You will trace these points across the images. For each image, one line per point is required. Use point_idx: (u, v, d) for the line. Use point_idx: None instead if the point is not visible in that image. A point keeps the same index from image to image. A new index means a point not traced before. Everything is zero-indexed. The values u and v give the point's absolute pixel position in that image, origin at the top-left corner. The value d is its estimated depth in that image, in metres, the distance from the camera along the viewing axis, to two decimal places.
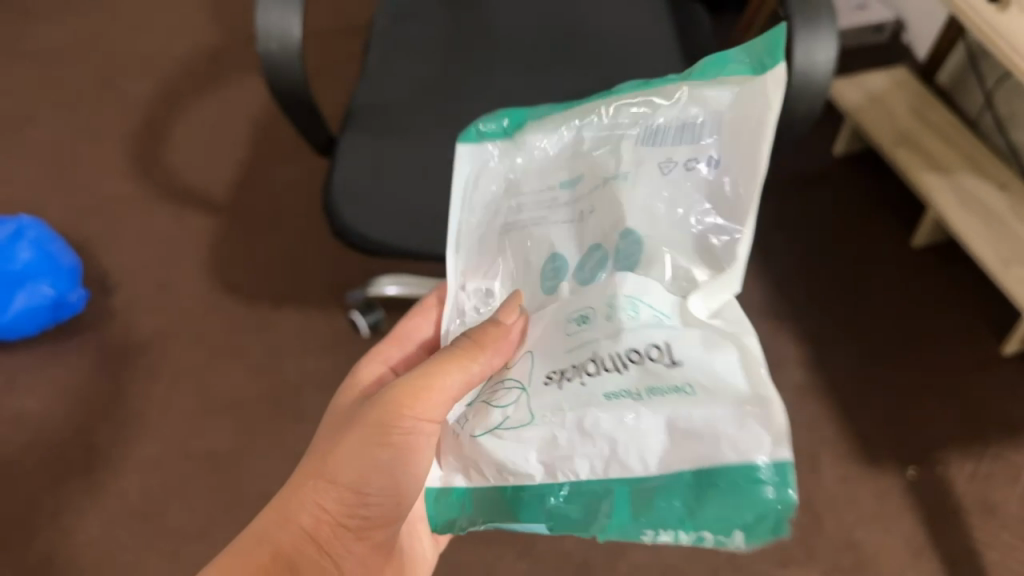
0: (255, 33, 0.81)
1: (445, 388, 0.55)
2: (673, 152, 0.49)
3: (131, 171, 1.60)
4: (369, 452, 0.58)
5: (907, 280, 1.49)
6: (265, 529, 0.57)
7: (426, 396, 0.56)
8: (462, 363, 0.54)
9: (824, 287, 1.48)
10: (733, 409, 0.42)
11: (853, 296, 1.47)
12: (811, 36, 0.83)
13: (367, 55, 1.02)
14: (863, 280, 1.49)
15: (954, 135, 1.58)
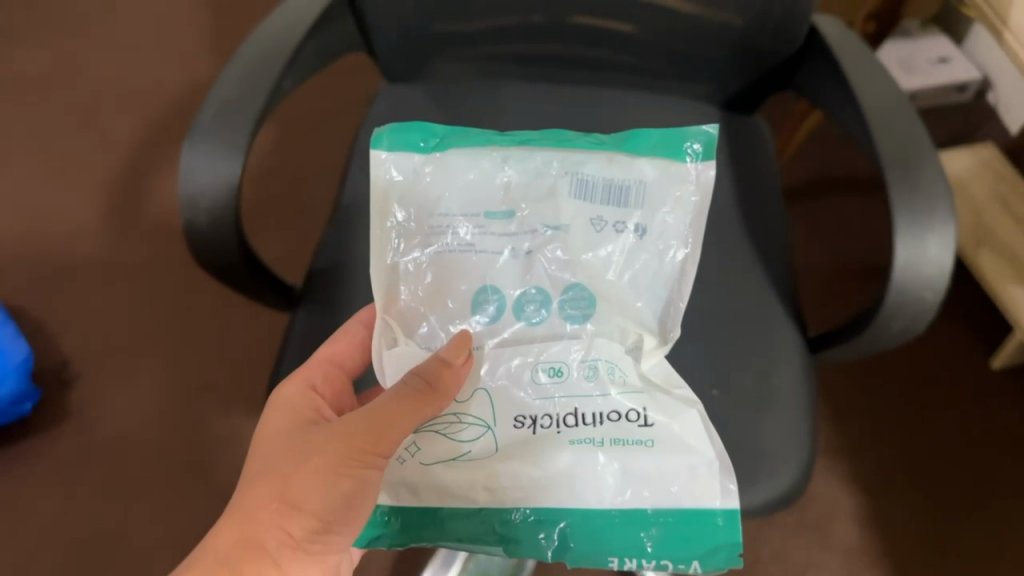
0: (181, 194, 0.62)
1: (402, 428, 0.59)
2: (601, 213, 0.71)
3: (104, 231, 1.43)
4: (331, 479, 0.58)
5: (986, 411, 1.27)
6: (234, 552, 0.57)
7: (385, 433, 0.59)
8: (419, 405, 0.60)
9: (886, 415, 1.26)
10: (689, 469, 0.63)
11: (920, 429, 1.25)
12: (916, 230, 0.60)
13: (344, 186, 0.83)
14: (934, 410, 1.27)
15: None
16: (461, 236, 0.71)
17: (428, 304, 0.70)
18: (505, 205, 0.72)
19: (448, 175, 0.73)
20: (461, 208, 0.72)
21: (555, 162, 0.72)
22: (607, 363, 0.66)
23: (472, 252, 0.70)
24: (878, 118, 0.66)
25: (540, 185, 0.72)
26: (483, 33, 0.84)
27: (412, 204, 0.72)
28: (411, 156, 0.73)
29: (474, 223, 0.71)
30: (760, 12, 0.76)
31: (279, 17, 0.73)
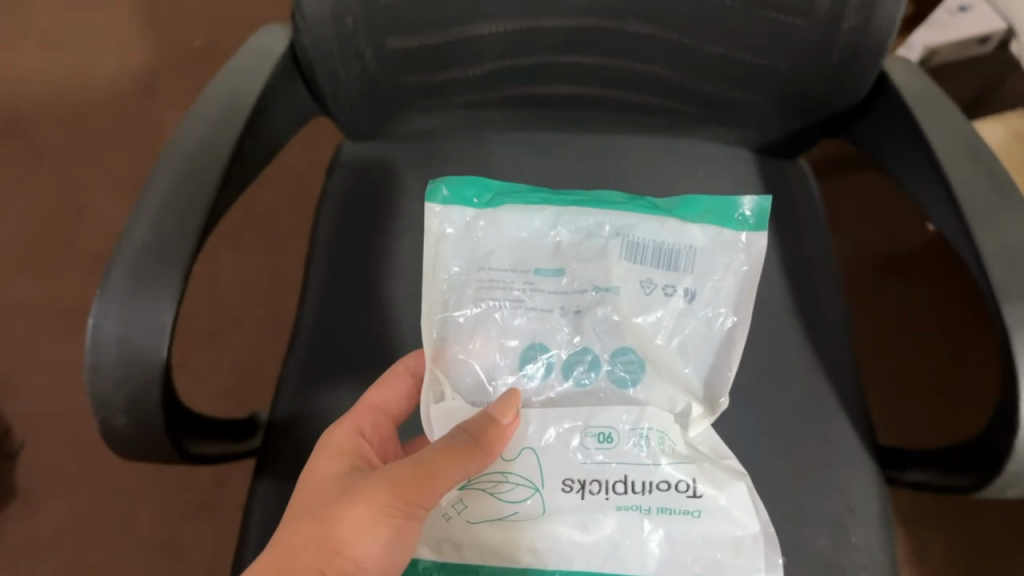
0: (86, 363, 0.46)
1: (451, 479, 0.47)
2: (653, 276, 0.57)
3: (36, 268, 1.26)
4: (374, 527, 0.46)
5: None
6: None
7: (434, 486, 0.47)
8: (467, 460, 0.48)
9: None
10: (734, 541, 0.53)
11: None
12: None
13: (305, 288, 0.68)
14: None
15: None
16: (512, 295, 0.57)
17: (477, 365, 0.57)
18: (556, 261, 0.58)
19: (497, 230, 0.58)
20: (511, 265, 0.58)
21: (609, 217, 0.58)
22: (656, 431, 0.54)
23: (521, 312, 0.57)
24: (982, 222, 0.52)
25: (593, 243, 0.58)
26: (464, 83, 0.69)
27: (459, 253, 0.58)
28: (458, 210, 0.58)
29: (520, 284, 0.58)
30: (813, 56, 0.61)
31: (204, 106, 0.57)
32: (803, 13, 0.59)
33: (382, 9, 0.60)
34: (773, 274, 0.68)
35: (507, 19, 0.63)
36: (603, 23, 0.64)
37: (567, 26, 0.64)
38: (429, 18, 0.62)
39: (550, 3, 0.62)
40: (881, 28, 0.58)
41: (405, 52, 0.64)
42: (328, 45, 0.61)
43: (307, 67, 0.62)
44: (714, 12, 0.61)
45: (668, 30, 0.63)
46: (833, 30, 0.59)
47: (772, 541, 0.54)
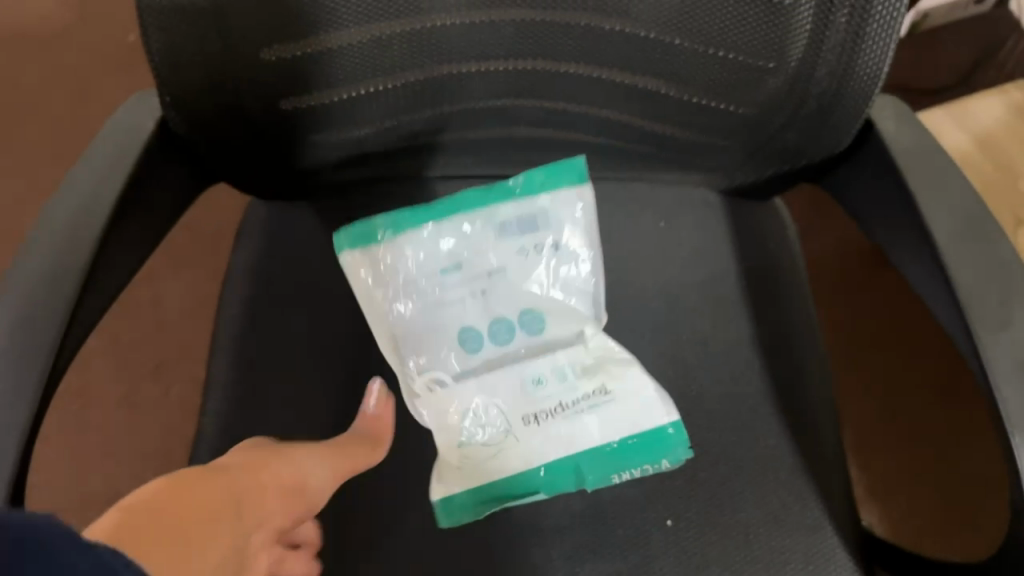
0: None
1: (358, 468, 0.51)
2: (527, 242, 0.61)
3: None
4: (308, 477, 0.47)
5: None
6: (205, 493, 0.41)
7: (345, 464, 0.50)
8: (369, 450, 0.52)
9: None
10: (644, 405, 0.58)
11: None
12: None
13: (205, 390, 0.58)
14: None
15: None
16: (434, 305, 0.61)
17: (436, 372, 0.60)
18: (452, 259, 0.61)
19: (401, 258, 0.60)
20: (421, 279, 0.61)
21: (478, 214, 0.61)
22: (561, 344, 0.60)
23: (445, 309, 0.61)
24: (986, 319, 0.44)
25: (477, 238, 0.61)
26: (377, 136, 0.59)
27: (383, 297, 0.60)
28: (366, 262, 0.60)
29: (435, 293, 0.61)
30: (783, 102, 0.52)
31: (55, 213, 0.48)
32: (774, 51, 0.49)
33: (270, 70, 0.51)
34: (747, 344, 0.59)
35: (423, 65, 0.54)
36: (537, 64, 0.54)
37: (494, 72, 0.55)
38: (330, 73, 0.52)
39: (473, 46, 0.53)
40: (863, 69, 0.49)
41: (306, 110, 0.54)
42: (210, 116, 0.52)
43: (190, 138, 0.53)
44: (661, 55, 0.52)
45: (618, 70, 0.54)
46: (806, 72, 0.50)
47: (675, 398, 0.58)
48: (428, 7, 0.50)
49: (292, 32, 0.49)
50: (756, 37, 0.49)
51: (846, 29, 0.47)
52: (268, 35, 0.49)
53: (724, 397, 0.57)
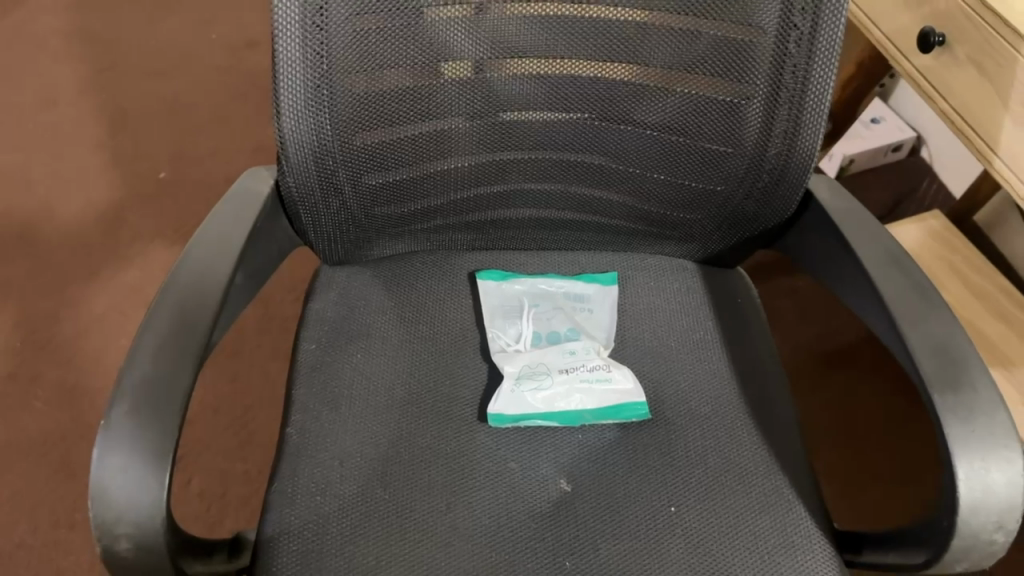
0: (88, 495, 0.49)
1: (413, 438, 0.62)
2: (558, 295, 0.77)
3: (6, 399, 1.25)
4: None
5: None
6: None
7: None
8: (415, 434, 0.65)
9: None
10: (623, 388, 0.70)
11: None
12: (977, 466, 0.53)
13: (287, 407, 0.68)
14: None
15: (999, 300, 1.35)
16: (528, 314, 0.75)
17: (527, 352, 0.72)
18: (540, 296, 0.77)
19: (506, 295, 0.76)
20: (521, 304, 0.76)
21: (549, 281, 0.77)
22: (583, 344, 0.73)
23: (533, 320, 0.75)
24: (910, 310, 0.59)
25: (552, 290, 0.77)
26: (431, 213, 0.75)
27: (500, 305, 0.75)
28: (488, 285, 0.77)
29: (529, 311, 0.76)
30: (743, 179, 0.70)
31: (198, 240, 0.60)
32: (734, 137, 0.67)
33: (361, 153, 0.67)
34: (725, 375, 0.73)
35: (471, 153, 0.70)
36: (560, 154, 0.71)
37: (525, 160, 0.72)
38: (405, 156, 0.69)
39: (511, 139, 0.70)
40: (803, 150, 0.66)
41: (380, 185, 0.70)
42: (311, 183, 0.67)
43: (291, 204, 0.68)
44: (652, 145, 0.70)
45: (620, 157, 0.71)
46: (760, 154, 0.68)
47: (648, 391, 0.71)
48: (481, 109, 0.68)
49: (384, 121, 0.66)
50: (723, 129, 0.67)
51: (786, 123, 0.65)
52: (365, 124, 0.65)
53: (712, 413, 0.71)
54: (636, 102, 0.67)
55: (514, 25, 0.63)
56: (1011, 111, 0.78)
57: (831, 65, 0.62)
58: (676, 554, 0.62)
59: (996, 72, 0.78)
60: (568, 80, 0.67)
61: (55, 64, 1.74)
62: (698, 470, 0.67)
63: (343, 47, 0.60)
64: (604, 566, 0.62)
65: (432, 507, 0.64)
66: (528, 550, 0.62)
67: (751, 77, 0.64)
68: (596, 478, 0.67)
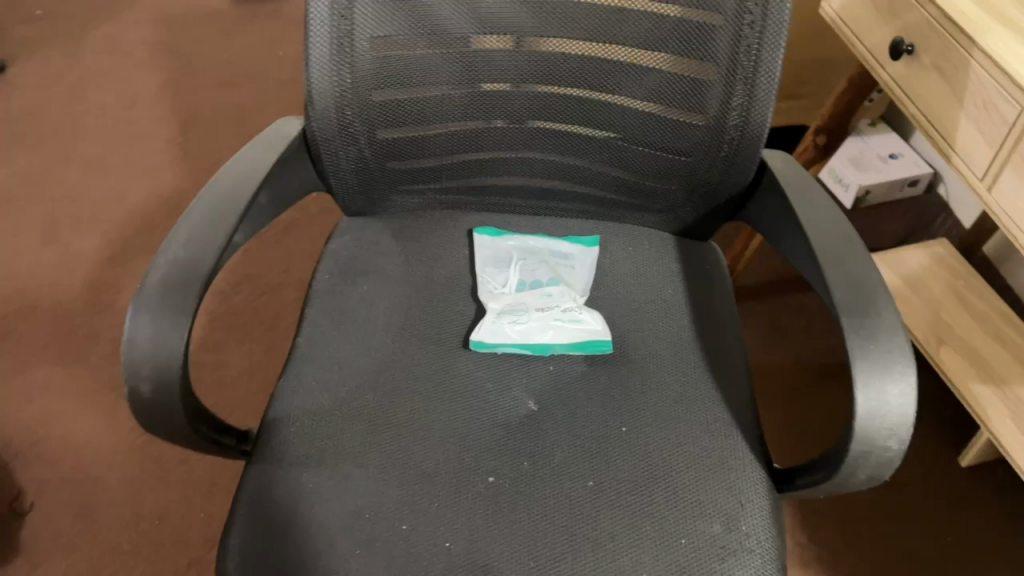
0: (121, 344, 0.60)
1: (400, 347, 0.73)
2: (544, 251, 0.88)
3: (66, 351, 1.40)
4: None
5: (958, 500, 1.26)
6: None
7: None
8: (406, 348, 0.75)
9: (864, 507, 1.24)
10: (591, 327, 0.80)
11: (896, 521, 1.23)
12: (874, 379, 0.60)
13: (300, 322, 0.80)
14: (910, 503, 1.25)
15: (997, 323, 1.35)
16: (516, 265, 0.86)
17: (510, 294, 0.83)
18: (528, 251, 0.88)
19: (498, 247, 0.87)
20: (510, 256, 0.87)
21: (538, 239, 0.88)
22: (560, 292, 0.84)
23: (519, 269, 0.86)
24: (833, 253, 0.67)
25: (539, 247, 0.88)
26: (437, 171, 0.86)
27: (492, 256, 0.86)
28: (483, 239, 0.87)
29: (516, 262, 0.86)
30: (708, 150, 0.79)
31: (234, 163, 0.72)
32: (698, 111, 0.77)
33: (375, 108, 0.79)
34: (686, 325, 0.82)
35: (472, 117, 0.82)
36: (549, 123, 0.82)
37: (519, 127, 0.83)
38: (413, 115, 0.80)
39: (506, 107, 0.81)
40: (757, 123, 0.76)
41: (393, 140, 0.81)
42: (332, 132, 0.79)
43: (315, 148, 0.80)
44: (629, 118, 0.80)
45: (602, 128, 0.81)
46: (721, 126, 0.77)
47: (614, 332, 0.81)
48: (480, 78, 0.79)
49: (395, 82, 0.78)
50: (688, 103, 0.77)
51: (742, 98, 0.75)
52: (380, 82, 0.77)
53: (670, 355, 0.79)
54: (613, 79, 0.78)
55: (511, 7, 0.75)
56: (967, 111, 0.86)
57: (779, 47, 0.71)
58: (620, 463, 0.71)
59: (954, 76, 0.86)
60: (557, 57, 0.77)
61: (139, 70, 1.93)
62: (650, 398, 0.76)
63: (365, 12, 0.73)
64: (556, 468, 0.71)
65: (410, 410, 0.74)
66: (491, 451, 0.72)
67: (711, 56, 0.74)
68: (559, 400, 0.76)
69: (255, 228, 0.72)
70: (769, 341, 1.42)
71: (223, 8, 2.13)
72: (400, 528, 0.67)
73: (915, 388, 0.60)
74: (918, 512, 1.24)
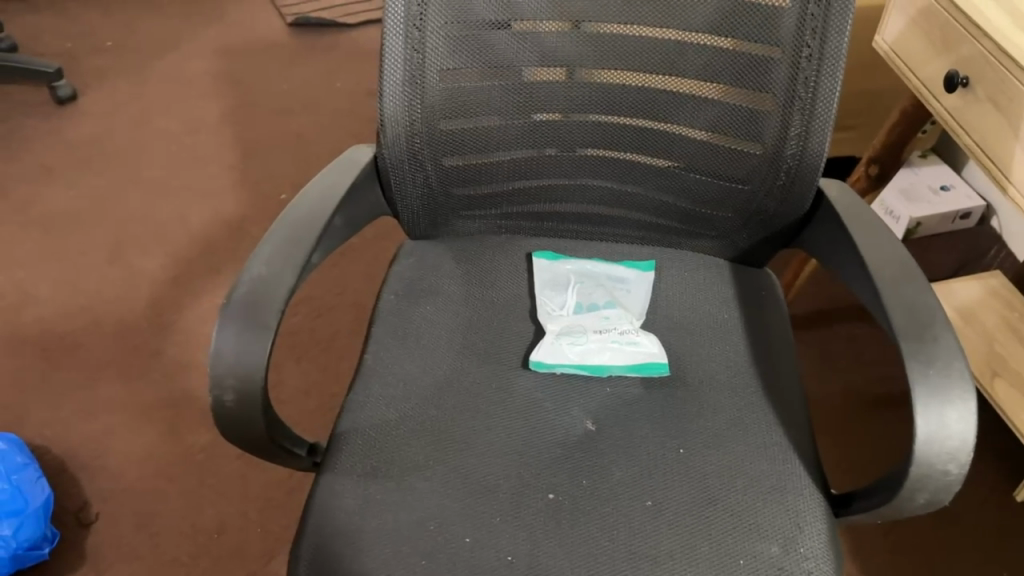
0: (209, 355, 0.64)
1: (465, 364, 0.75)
2: (601, 274, 0.90)
3: (131, 366, 1.45)
4: None
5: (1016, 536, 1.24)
6: None
7: None
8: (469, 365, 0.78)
9: (917, 540, 1.22)
10: (647, 350, 0.82)
11: (950, 555, 1.21)
12: (934, 404, 0.61)
13: (366, 339, 0.83)
14: (965, 537, 1.23)
15: None
16: (574, 287, 0.88)
17: (569, 316, 0.85)
18: (586, 274, 0.90)
19: (557, 270, 0.90)
20: (569, 279, 0.89)
21: (595, 264, 0.91)
22: (619, 314, 0.86)
23: (577, 291, 0.88)
24: (890, 279, 0.69)
25: (596, 270, 0.90)
26: (499, 197, 0.89)
27: (551, 279, 0.89)
28: (542, 262, 0.90)
29: (574, 284, 0.89)
30: (765, 178, 0.81)
31: (312, 187, 0.76)
32: (755, 140, 0.79)
33: (443, 137, 0.82)
34: (742, 350, 0.83)
35: (534, 146, 0.85)
36: (608, 152, 0.85)
37: (579, 156, 0.86)
38: (478, 143, 0.84)
39: (566, 136, 0.84)
40: (814, 152, 0.78)
41: (458, 167, 0.85)
42: (401, 159, 0.83)
43: (385, 174, 0.84)
44: (688, 148, 0.82)
45: (660, 157, 0.84)
46: (778, 155, 0.79)
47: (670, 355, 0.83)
48: (543, 108, 0.82)
49: (462, 112, 0.81)
50: (745, 133, 0.79)
51: (799, 128, 0.77)
52: (449, 112, 0.81)
53: (725, 379, 0.81)
54: (672, 110, 0.81)
55: (574, 41, 0.78)
56: (1022, 142, 0.87)
57: (838, 79, 0.73)
58: (677, 483, 0.72)
59: (1010, 107, 0.87)
60: (618, 89, 0.80)
61: (202, 98, 2.01)
62: (707, 421, 0.77)
63: (437, 45, 0.77)
64: (615, 486, 0.72)
65: (472, 425, 0.76)
66: (551, 468, 0.74)
67: (770, 88, 0.76)
68: (616, 420, 0.78)
69: (330, 248, 0.76)
70: (820, 370, 1.42)
71: (283, 40, 2.22)
72: (464, 540, 0.69)
73: (975, 412, 0.61)
74: (973, 546, 1.22)
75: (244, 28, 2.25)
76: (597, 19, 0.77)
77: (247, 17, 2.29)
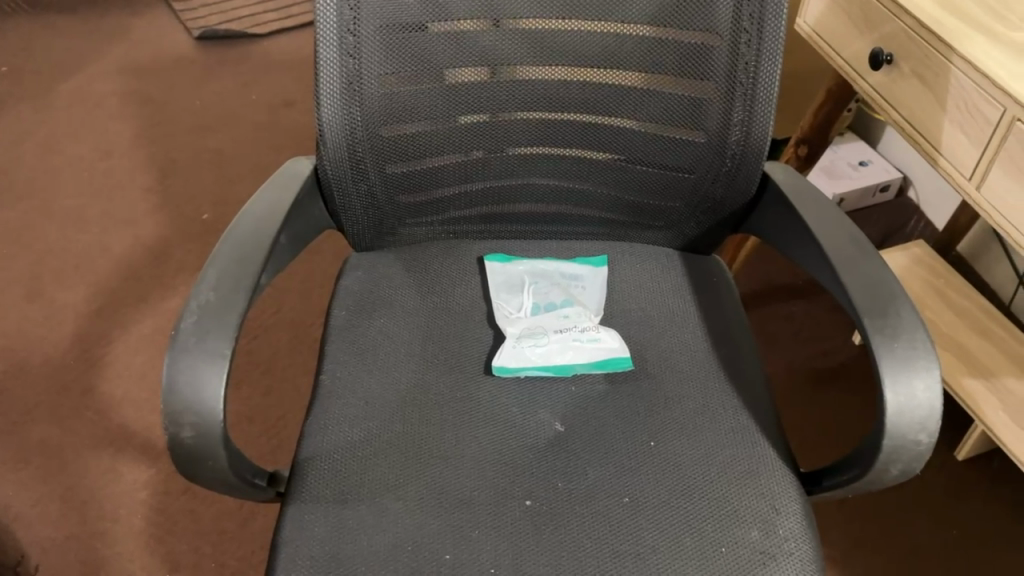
0: (161, 392, 0.60)
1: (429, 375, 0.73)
2: (555, 273, 0.89)
3: (60, 407, 1.37)
4: None
5: (960, 492, 1.28)
6: None
7: None
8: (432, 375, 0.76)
9: (870, 506, 1.26)
10: (609, 345, 0.82)
11: (903, 517, 1.25)
12: (901, 376, 0.62)
13: (321, 358, 0.80)
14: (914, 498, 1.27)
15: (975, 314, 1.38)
16: (529, 288, 0.87)
17: (528, 318, 0.84)
18: (539, 273, 0.89)
19: (510, 271, 0.88)
20: (522, 280, 0.88)
21: (547, 263, 0.90)
22: (577, 312, 0.85)
23: (532, 291, 0.87)
24: (845, 256, 0.70)
25: (549, 269, 0.89)
26: (445, 201, 0.87)
27: (505, 281, 0.87)
28: (494, 266, 0.88)
29: (529, 285, 0.88)
30: (711, 165, 0.82)
31: (254, 205, 0.73)
32: (700, 128, 0.80)
33: (384, 144, 0.80)
34: (701, 337, 0.84)
35: (477, 147, 0.83)
36: (554, 149, 0.84)
37: (524, 155, 0.84)
38: (421, 148, 0.81)
39: (510, 135, 0.83)
40: (757, 136, 0.79)
41: (402, 174, 0.83)
42: (343, 169, 0.80)
43: (327, 186, 0.81)
44: (632, 140, 0.82)
45: (605, 151, 0.83)
46: (723, 141, 0.80)
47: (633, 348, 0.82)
48: (484, 109, 0.80)
49: (402, 116, 0.79)
50: (690, 121, 0.79)
51: (742, 113, 0.77)
52: (389, 117, 0.78)
53: (688, 368, 0.81)
54: (614, 103, 0.80)
55: (512, 39, 0.76)
56: (949, 114, 0.90)
57: (777, 62, 0.74)
58: (652, 477, 0.72)
59: (934, 81, 0.90)
60: (560, 85, 0.79)
61: (111, 120, 1.92)
62: (675, 412, 0.77)
63: (372, 50, 0.74)
64: (592, 486, 0.71)
65: (439, 438, 0.74)
66: (525, 474, 0.72)
67: (711, 76, 0.76)
68: (585, 419, 0.77)
69: (278, 268, 0.72)
70: (763, 350, 1.45)
71: (191, 54, 2.14)
72: (444, 557, 0.67)
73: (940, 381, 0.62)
74: (922, 507, 1.26)
75: (148, 44, 2.16)
76: (535, 16, 0.75)
77: (152, 33, 2.20)
